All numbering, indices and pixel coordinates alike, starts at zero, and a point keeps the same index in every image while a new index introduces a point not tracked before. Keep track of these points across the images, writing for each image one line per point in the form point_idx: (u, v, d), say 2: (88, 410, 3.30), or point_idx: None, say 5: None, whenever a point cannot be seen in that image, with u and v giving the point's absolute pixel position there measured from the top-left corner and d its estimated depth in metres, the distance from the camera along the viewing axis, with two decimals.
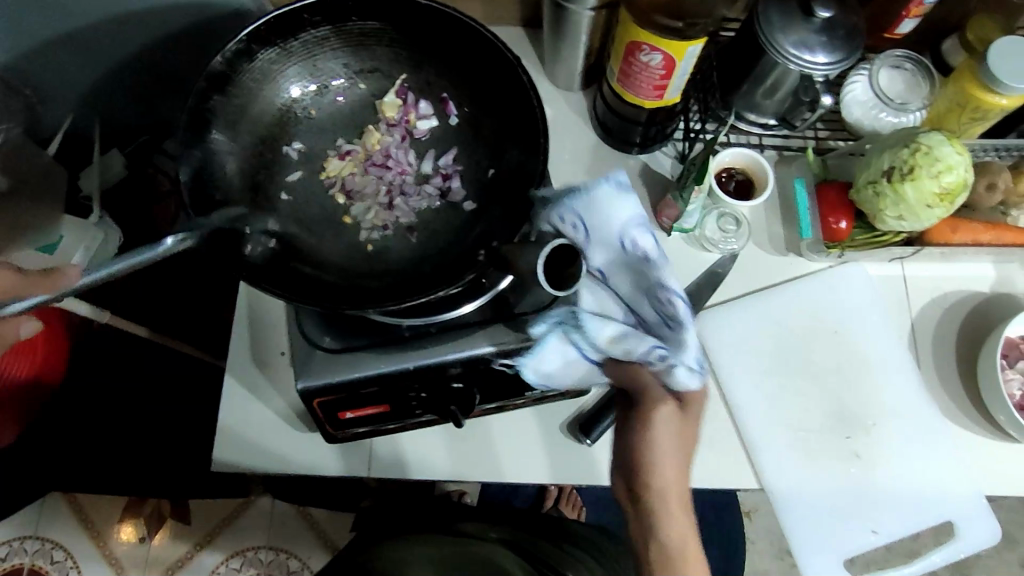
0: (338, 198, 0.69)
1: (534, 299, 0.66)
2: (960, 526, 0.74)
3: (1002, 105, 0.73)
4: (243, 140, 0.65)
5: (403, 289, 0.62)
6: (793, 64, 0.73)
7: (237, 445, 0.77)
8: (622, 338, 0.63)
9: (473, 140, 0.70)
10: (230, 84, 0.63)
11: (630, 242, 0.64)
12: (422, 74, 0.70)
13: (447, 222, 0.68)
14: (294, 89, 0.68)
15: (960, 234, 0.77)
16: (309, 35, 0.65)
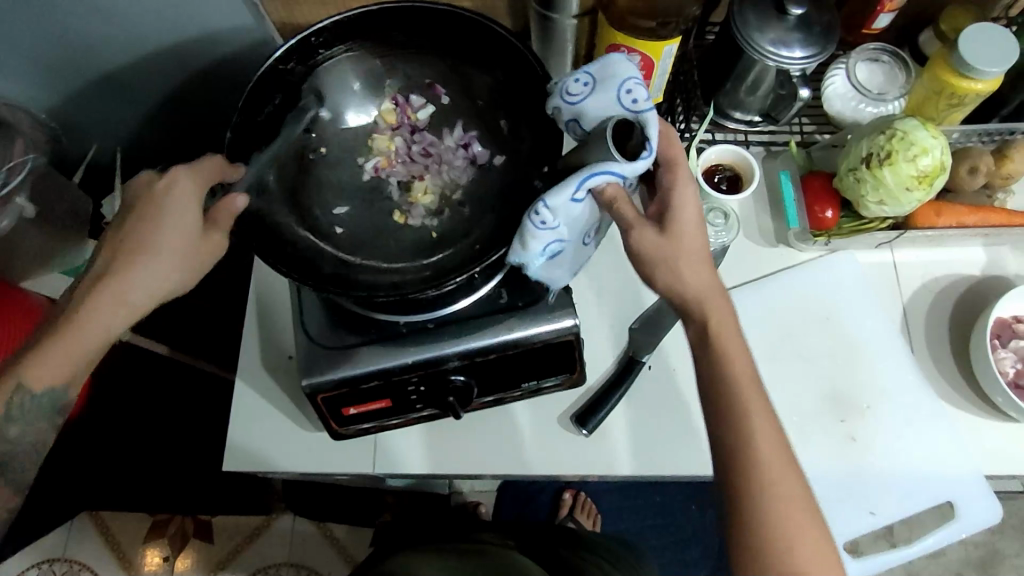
0: (400, 218, 0.72)
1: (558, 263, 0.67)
2: (959, 506, 0.74)
3: (978, 90, 0.74)
4: (286, 170, 0.70)
5: (438, 276, 0.66)
6: (771, 60, 0.75)
7: (248, 445, 0.80)
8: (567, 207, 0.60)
9: (472, 106, 0.74)
10: (271, 104, 0.69)
11: (629, 93, 0.60)
12: (402, 69, 0.74)
13: (489, 185, 0.72)
14: (317, 110, 0.72)
15: (945, 218, 0.79)
16: (323, 57, 0.70)
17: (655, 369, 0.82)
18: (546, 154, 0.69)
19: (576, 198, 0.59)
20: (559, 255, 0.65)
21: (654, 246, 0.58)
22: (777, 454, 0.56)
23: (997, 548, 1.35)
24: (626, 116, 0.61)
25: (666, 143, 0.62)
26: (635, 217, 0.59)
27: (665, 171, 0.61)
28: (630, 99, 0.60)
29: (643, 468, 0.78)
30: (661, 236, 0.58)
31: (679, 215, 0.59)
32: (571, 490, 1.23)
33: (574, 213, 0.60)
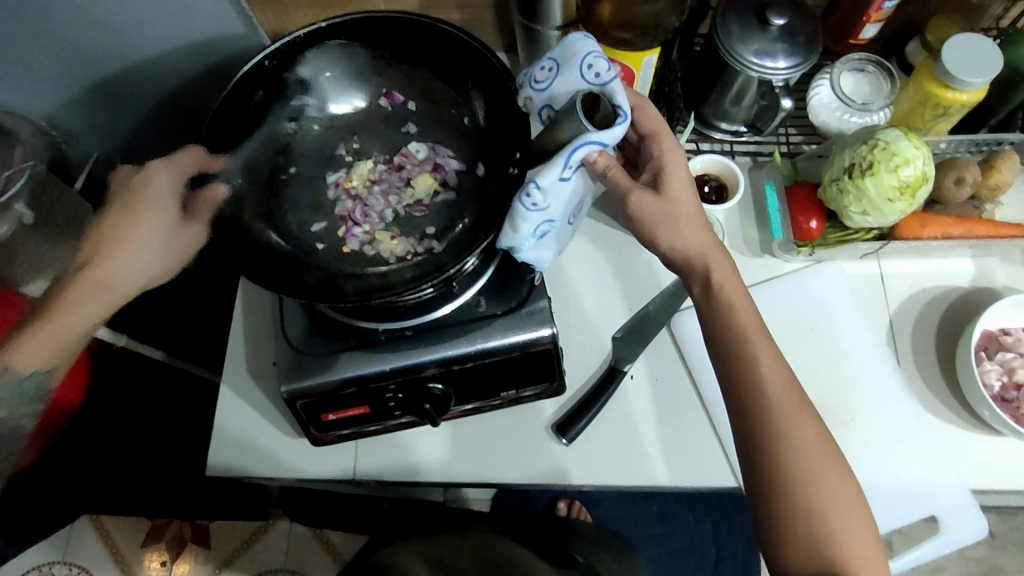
0: (366, 235, 0.71)
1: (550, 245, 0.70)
2: (943, 520, 0.73)
3: (962, 101, 0.74)
4: (260, 169, 0.71)
5: (406, 282, 0.65)
6: (754, 71, 0.75)
7: (231, 451, 0.80)
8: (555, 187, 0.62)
9: (449, 119, 0.75)
10: (237, 131, 0.70)
11: (591, 67, 0.63)
12: (391, 74, 0.75)
13: (465, 198, 0.72)
14: (297, 109, 0.73)
15: (930, 229, 0.78)
16: (279, 79, 0.71)
17: (636, 379, 0.82)
18: (517, 145, 0.69)
19: (565, 175, 0.61)
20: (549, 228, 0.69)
21: (654, 208, 0.62)
22: (795, 406, 0.59)
23: (997, 564, 1.32)
24: (592, 89, 0.63)
25: (643, 113, 0.65)
26: (628, 183, 0.63)
27: (654, 141, 0.65)
28: (594, 75, 0.62)
29: (622, 478, 0.77)
30: (658, 199, 0.62)
31: (675, 178, 0.63)
32: (566, 499, 1.18)
33: (563, 190, 0.63)
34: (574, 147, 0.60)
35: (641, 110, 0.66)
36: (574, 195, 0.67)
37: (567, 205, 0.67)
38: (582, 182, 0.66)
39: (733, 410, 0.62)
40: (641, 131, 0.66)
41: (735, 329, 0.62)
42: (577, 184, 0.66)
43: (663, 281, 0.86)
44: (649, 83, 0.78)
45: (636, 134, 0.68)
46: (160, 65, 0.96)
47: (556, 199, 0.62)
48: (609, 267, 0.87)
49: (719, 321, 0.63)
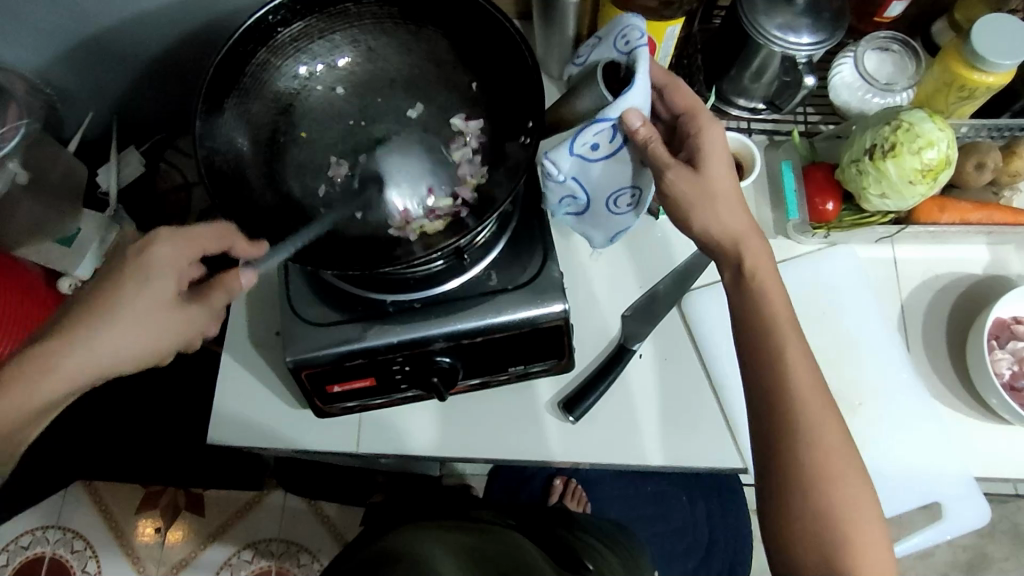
0: (356, 213, 0.69)
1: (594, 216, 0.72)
2: (947, 506, 0.74)
3: (989, 83, 0.72)
4: (262, 131, 0.69)
5: (416, 251, 0.64)
6: (777, 46, 0.73)
7: (233, 420, 0.79)
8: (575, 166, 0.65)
9: (455, 85, 0.72)
10: (238, 89, 0.67)
11: (623, 36, 0.62)
12: (397, 36, 0.71)
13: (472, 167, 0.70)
14: (301, 68, 0.70)
15: (948, 214, 0.77)
16: (283, 36, 0.67)
17: (645, 358, 0.81)
18: (531, 106, 0.66)
19: (587, 155, 0.63)
20: (565, 198, 0.70)
21: (693, 188, 0.61)
22: (808, 396, 0.59)
23: (986, 551, 1.35)
24: (621, 57, 0.63)
25: (675, 91, 0.66)
26: (668, 158, 0.61)
27: (688, 118, 0.65)
28: (625, 45, 0.62)
29: (628, 457, 0.77)
30: (698, 177, 0.62)
31: (717, 156, 0.63)
32: (562, 477, 1.19)
33: (586, 169, 0.65)
34: (596, 122, 0.60)
35: (673, 90, 0.66)
36: (604, 180, 0.66)
37: (600, 184, 0.67)
38: (619, 170, 0.65)
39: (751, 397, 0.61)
40: (675, 109, 0.66)
41: (754, 317, 0.62)
42: (612, 166, 0.65)
43: (674, 260, 0.84)
44: (670, 53, 0.77)
45: (668, 112, 0.67)
46: (163, 20, 0.93)
47: (576, 172, 0.65)
48: (623, 242, 0.85)
49: (751, 298, 0.63)
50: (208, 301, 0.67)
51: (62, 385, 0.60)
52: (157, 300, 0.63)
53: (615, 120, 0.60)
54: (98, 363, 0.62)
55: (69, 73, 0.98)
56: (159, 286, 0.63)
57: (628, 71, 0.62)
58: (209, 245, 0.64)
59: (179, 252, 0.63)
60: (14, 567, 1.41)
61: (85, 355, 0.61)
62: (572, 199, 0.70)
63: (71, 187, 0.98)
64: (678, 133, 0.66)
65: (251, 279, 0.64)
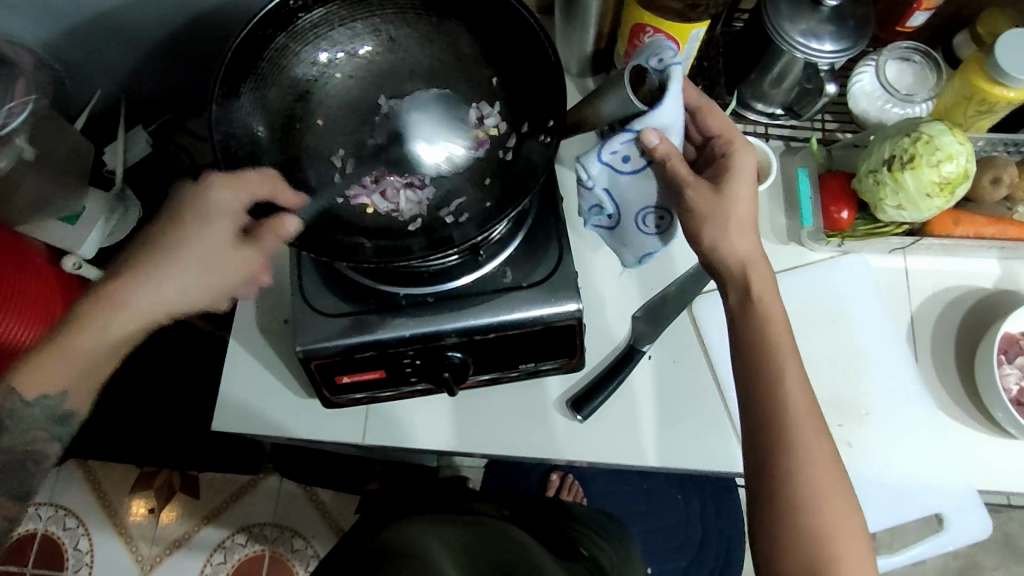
0: (369, 208, 0.68)
1: (621, 233, 0.73)
2: (947, 519, 0.74)
3: (1009, 98, 0.72)
4: (277, 118, 0.68)
5: (432, 245, 0.63)
6: (799, 52, 0.72)
7: (239, 407, 0.79)
8: (606, 176, 0.66)
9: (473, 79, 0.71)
10: (255, 73, 0.66)
11: (657, 55, 0.61)
12: (420, 27, 0.70)
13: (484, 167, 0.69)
14: (320, 55, 0.69)
15: (962, 227, 0.77)
16: (303, 22, 0.66)
17: (653, 360, 0.81)
18: (552, 104, 0.65)
19: (616, 166, 0.64)
20: (595, 207, 0.70)
21: (710, 206, 0.62)
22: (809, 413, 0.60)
23: (977, 560, 1.36)
24: (654, 75, 0.62)
25: (710, 114, 0.66)
26: (688, 174, 0.62)
27: (722, 142, 0.66)
28: (659, 63, 0.61)
29: (632, 458, 0.77)
30: (717, 195, 0.63)
31: (740, 181, 0.64)
32: (559, 471, 1.21)
33: (617, 181, 0.66)
34: (622, 131, 0.61)
35: (710, 112, 0.67)
36: (634, 197, 0.67)
37: (631, 200, 0.68)
38: (647, 189, 0.66)
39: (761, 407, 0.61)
40: (709, 131, 0.67)
41: (759, 324, 0.63)
42: (644, 184, 0.66)
43: (688, 262, 0.84)
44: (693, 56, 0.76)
45: (700, 135, 0.68)
46: None
47: (608, 182, 0.67)
48: None
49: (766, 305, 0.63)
50: (259, 244, 0.63)
51: (136, 320, 0.64)
52: (220, 243, 0.65)
53: (636, 133, 0.61)
54: (166, 296, 0.65)
55: (81, 49, 0.97)
56: (221, 224, 0.65)
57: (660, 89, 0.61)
58: (256, 192, 0.63)
59: (235, 195, 0.63)
60: (6, 543, 1.42)
61: (148, 290, 0.64)
62: (599, 211, 0.70)
63: (77, 165, 0.97)
64: (709, 153, 0.67)
65: (293, 224, 0.61)
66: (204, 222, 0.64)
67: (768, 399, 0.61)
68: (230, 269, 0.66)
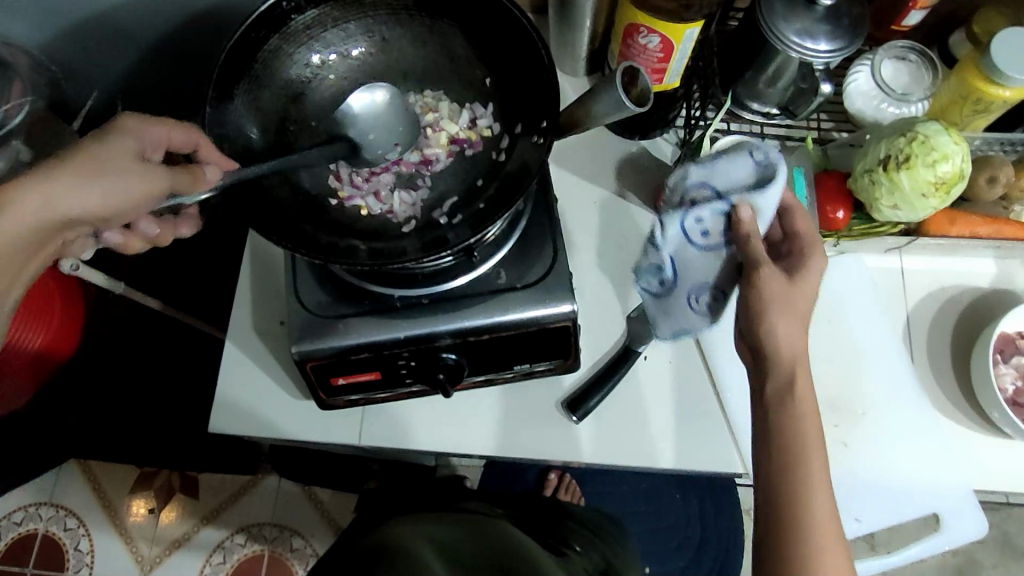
0: (364, 211, 0.68)
1: (665, 304, 0.71)
2: (945, 519, 0.74)
3: (1006, 97, 0.72)
4: (270, 121, 0.68)
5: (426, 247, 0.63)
6: (794, 51, 0.72)
7: (235, 408, 0.79)
8: (679, 244, 0.68)
9: (467, 80, 0.71)
10: (249, 75, 0.66)
11: (765, 154, 0.65)
12: (414, 28, 0.70)
13: (480, 170, 0.69)
14: (314, 57, 0.69)
15: (958, 227, 0.77)
16: (296, 23, 0.66)
17: (648, 360, 0.80)
18: (546, 105, 0.65)
19: (691, 237, 0.67)
20: (650, 270, 0.71)
21: (779, 289, 0.60)
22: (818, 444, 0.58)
23: (976, 557, 1.36)
24: (754, 171, 0.65)
25: (796, 215, 0.67)
26: (765, 258, 0.62)
27: (805, 242, 0.65)
28: (767, 162, 0.64)
29: (628, 460, 0.77)
30: (791, 286, 0.61)
31: (811, 279, 0.62)
32: (557, 471, 1.21)
33: (685, 252, 0.68)
34: (716, 203, 0.65)
35: (798, 214, 0.67)
36: (698, 272, 0.68)
37: (693, 275, 0.69)
38: (710, 268, 0.68)
39: (756, 411, 0.61)
40: (791, 230, 0.67)
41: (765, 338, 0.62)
42: (710, 261, 0.67)
43: None
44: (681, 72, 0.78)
45: (781, 231, 0.68)
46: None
47: (676, 249, 0.68)
48: (632, 240, 0.83)
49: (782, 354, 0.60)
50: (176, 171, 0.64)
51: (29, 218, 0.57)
52: (122, 161, 0.62)
53: (730, 208, 0.64)
54: (63, 201, 0.58)
55: (76, 50, 0.96)
56: (126, 146, 0.63)
57: (756, 181, 0.64)
58: (177, 141, 0.67)
59: (148, 128, 0.65)
60: (6, 543, 1.42)
61: (51, 189, 0.58)
62: (654, 277, 0.71)
63: None
64: (784, 251, 0.67)
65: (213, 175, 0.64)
66: (118, 137, 0.63)
67: (763, 402, 0.60)
68: (146, 185, 0.62)
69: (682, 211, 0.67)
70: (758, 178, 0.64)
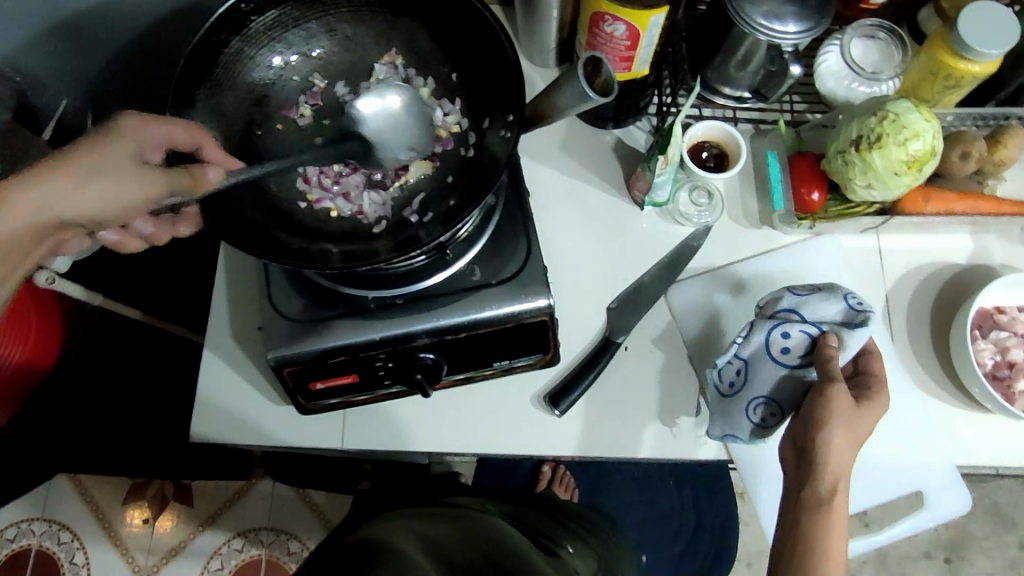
0: (333, 212, 0.67)
1: (725, 399, 0.72)
2: (927, 496, 0.74)
3: (975, 72, 0.72)
4: (232, 125, 0.67)
5: (396, 247, 0.62)
6: (762, 34, 0.71)
7: (215, 417, 0.78)
8: (744, 342, 0.71)
9: (434, 75, 0.70)
10: (210, 80, 0.64)
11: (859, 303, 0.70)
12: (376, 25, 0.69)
13: (449, 167, 0.68)
14: (275, 59, 0.68)
15: (933, 204, 0.77)
16: (256, 24, 0.65)
17: (630, 350, 0.79)
18: (512, 98, 0.65)
19: (773, 347, 0.70)
20: (728, 365, 0.72)
21: (844, 406, 0.64)
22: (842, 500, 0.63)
23: (968, 530, 1.37)
24: (847, 312, 0.70)
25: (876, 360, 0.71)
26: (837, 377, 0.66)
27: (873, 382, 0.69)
28: (858, 307, 0.69)
29: (614, 451, 0.77)
30: (857, 410, 0.65)
31: (865, 419, 0.65)
32: (551, 463, 1.20)
33: (761, 359, 0.71)
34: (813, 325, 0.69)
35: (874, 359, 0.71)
36: (762, 382, 0.71)
37: (760, 381, 0.71)
38: (775, 382, 0.70)
39: None
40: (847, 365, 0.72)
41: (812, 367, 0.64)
42: (786, 382, 0.70)
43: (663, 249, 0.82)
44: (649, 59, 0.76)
45: (851, 369, 0.72)
46: None
47: (744, 351, 0.71)
48: (609, 232, 0.83)
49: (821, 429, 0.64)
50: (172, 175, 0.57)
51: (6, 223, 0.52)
52: (115, 164, 0.57)
53: (818, 334, 0.69)
54: (48, 209, 0.54)
55: None
56: (123, 147, 0.58)
57: (848, 322, 0.69)
58: (180, 139, 0.60)
59: (151, 127, 0.59)
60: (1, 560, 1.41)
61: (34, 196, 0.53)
62: (724, 377, 0.73)
63: None
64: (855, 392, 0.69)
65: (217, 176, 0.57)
66: (114, 139, 0.58)
67: None
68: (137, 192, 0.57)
69: (776, 316, 0.71)
70: (849, 318, 0.69)
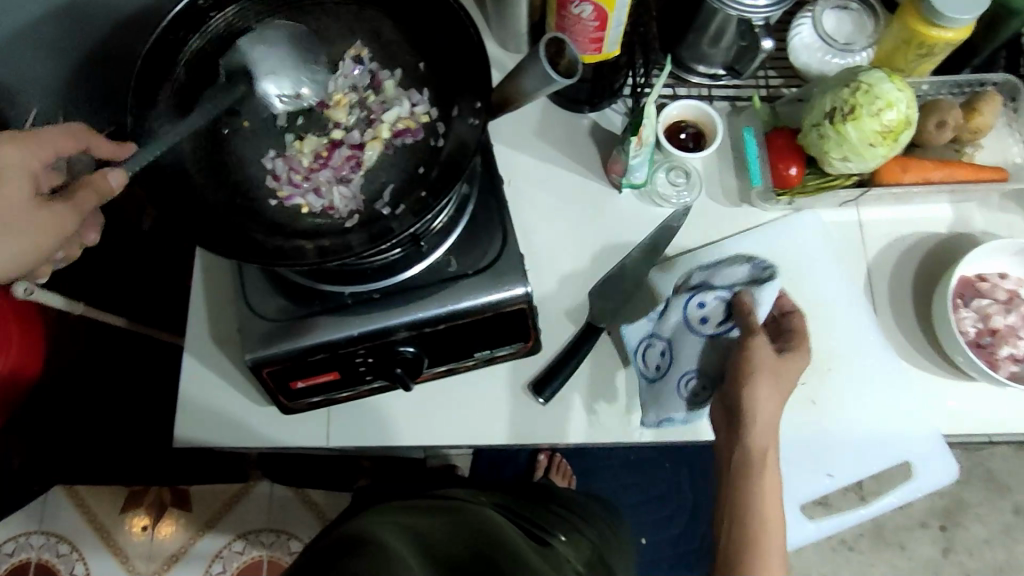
0: (304, 209, 0.66)
1: (658, 384, 0.75)
2: (916, 465, 0.75)
3: (947, 38, 0.71)
4: None
5: (368, 240, 0.62)
6: (732, 10, 0.70)
7: (200, 421, 0.78)
8: (666, 322, 0.76)
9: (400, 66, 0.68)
10: (170, 79, 0.65)
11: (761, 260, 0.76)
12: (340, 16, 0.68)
13: (419, 158, 0.66)
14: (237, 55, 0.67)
15: (910, 173, 0.76)
16: (215, 21, 0.66)
17: (613, 335, 0.78)
18: (479, 86, 0.65)
19: (692, 321, 0.75)
20: (650, 348, 0.76)
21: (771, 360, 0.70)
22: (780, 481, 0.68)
23: (963, 498, 1.38)
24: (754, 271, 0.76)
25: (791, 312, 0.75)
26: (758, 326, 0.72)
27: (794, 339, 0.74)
28: (763, 266, 0.76)
29: (601, 436, 0.77)
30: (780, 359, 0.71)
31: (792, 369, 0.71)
32: (547, 452, 1.22)
33: (685, 335, 0.75)
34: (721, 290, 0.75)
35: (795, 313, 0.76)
36: (688, 354, 0.75)
37: (684, 355, 0.75)
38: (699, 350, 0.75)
39: None
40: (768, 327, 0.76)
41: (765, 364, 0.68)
42: (704, 350, 0.75)
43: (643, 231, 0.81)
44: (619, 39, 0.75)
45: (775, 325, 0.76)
46: None
47: (664, 330, 0.76)
48: (588, 216, 0.82)
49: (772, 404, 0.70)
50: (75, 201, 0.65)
51: None
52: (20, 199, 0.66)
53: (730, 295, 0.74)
54: None
55: None
56: (17, 184, 0.66)
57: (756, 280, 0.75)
58: (61, 146, 0.69)
59: (28, 152, 0.67)
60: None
61: None
62: (649, 362, 0.76)
63: None
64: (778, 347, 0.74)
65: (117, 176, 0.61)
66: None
67: None
68: (58, 221, 0.67)
69: (688, 291, 0.76)
70: (755, 276, 0.75)
